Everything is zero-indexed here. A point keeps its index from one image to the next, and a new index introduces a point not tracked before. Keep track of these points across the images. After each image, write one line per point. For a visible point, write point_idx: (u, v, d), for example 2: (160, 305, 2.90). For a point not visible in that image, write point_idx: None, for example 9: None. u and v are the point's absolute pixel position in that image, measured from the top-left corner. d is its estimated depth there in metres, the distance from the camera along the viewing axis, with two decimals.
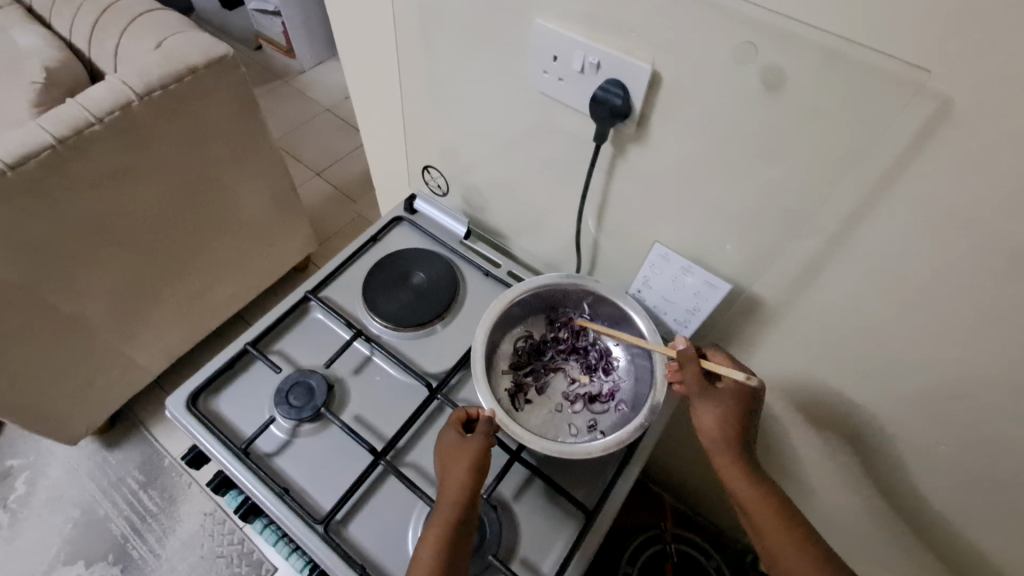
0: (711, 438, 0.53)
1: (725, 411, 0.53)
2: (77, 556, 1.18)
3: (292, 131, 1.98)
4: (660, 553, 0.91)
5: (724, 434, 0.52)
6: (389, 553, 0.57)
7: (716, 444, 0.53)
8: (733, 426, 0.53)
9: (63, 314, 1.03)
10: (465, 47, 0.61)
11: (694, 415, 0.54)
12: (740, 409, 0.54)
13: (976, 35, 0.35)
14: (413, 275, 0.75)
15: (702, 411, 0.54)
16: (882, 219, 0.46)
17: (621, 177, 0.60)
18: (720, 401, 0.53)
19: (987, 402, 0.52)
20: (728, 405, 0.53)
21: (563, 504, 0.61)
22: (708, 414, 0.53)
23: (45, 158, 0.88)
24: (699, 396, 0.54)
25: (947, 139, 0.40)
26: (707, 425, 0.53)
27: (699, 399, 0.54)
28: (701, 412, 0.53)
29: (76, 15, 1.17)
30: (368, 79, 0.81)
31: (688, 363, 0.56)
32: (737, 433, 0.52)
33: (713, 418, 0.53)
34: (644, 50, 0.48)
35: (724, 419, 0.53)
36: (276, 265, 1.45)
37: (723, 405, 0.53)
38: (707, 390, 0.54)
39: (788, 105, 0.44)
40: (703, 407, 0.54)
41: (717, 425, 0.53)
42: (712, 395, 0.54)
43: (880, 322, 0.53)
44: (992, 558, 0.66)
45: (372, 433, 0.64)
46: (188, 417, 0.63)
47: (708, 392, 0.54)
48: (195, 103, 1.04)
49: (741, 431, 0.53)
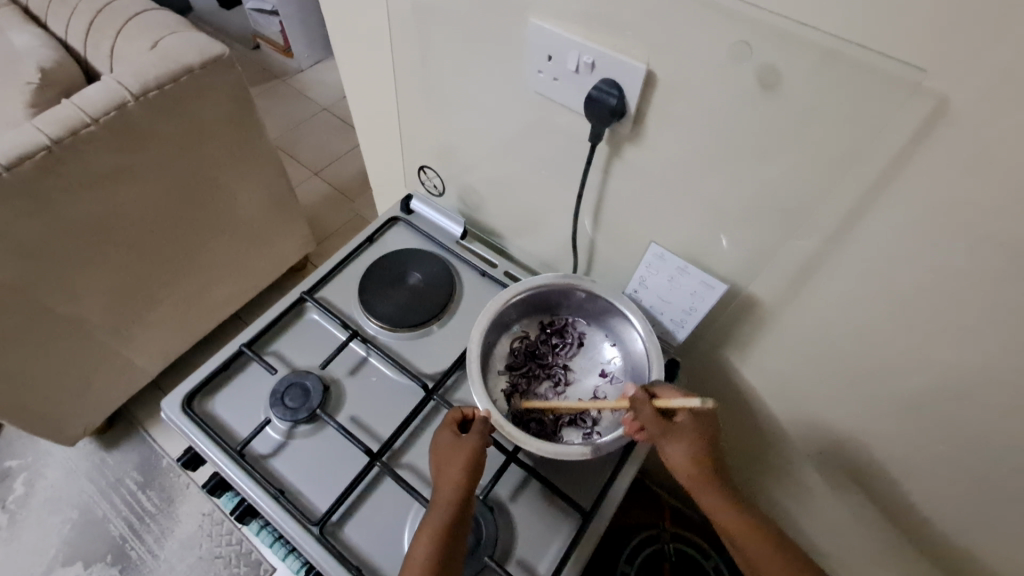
0: (687, 475, 0.52)
1: (692, 443, 0.52)
2: (75, 557, 1.17)
3: (290, 131, 1.98)
4: (658, 553, 0.91)
5: (697, 468, 0.52)
6: (385, 553, 0.57)
7: (693, 477, 0.52)
8: (703, 457, 0.52)
9: (61, 315, 1.03)
10: (460, 46, 0.61)
11: (664, 456, 0.53)
12: (704, 435, 0.53)
13: (973, 33, 0.35)
14: (410, 275, 0.75)
15: (672, 450, 0.53)
16: (879, 219, 0.46)
17: (618, 177, 0.59)
18: (684, 436, 0.52)
19: (985, 402, 0.52)
20: (693, 436, 0.53)
21: (560, 505, 0.61)
22: (677, 452, 0.52)
23: (41, 159, 0.87)
24: (664, 439, 0.53)
25: (944, 138, 0.39)
26: (678, 462, 0.52)
27: (665, 441, 0.53)
28: (671, 452, 0.53)
29: (72, 14, 1.17)
30: (364, 79, 0.80)
31: (643, 409, 0.53)
32: (708, 463, 0.52)
33: (683, 456, 0.52)
34: (639, 49, 0.47)
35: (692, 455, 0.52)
36: (274, 265, 1.45)
37: (688, 439, 0.52)
38: (670, 430, 0.53)
39: (785, 104, 0.44)
40: (671, 446, 0.52)
41: (689, 462, 0.52)
42: (676, 434, 0.52)
43: (877, 322, 0.53)
44: (991, 558, 0.66)
45: (368, 434, 0.64)
46: (184, 419, 0.63)
47: (670, 432, 0.53)
48: (192, 103, 1.04)
49: (710, 459, 0.52)
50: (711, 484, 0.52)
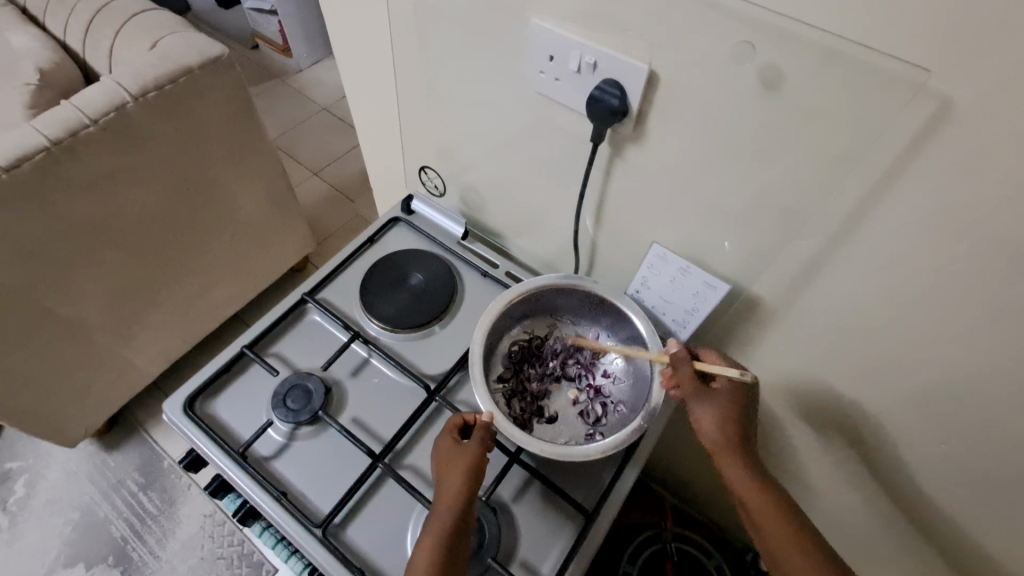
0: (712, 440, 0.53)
1: (723, 410, 0.53)
2: (77, 559, 1.17)
3: (289, 131, 1.97)
4: (660, 552, 0.91)
5: (723, 434, 0.53)
6: (389, 556, 0.57)
7: (718, 444, 0.53)
8: (731, 425, 0.53)
9: (61, 317, 1.03)
10: (461, 46, 0.60)
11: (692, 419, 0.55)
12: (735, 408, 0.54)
13: (975, 35, 0.35)
14: (411, 276, 0.75)
15: (701, 412, 0.54)
16: (882, 219, 0.46)
17: (620, 177, 0.59)
18: (717, 401, 0.54)
19: (989, 402, 0.52)
20: (725, 403, 0.54)
21: (563, 506, 0.61)
22: (706, 416, 0.53)
23: (40, 160, 0.87)
24: (695, 398, 0.54)
25: (947, 138, 0.39)
26: (705, 426, 0.53)
27: (696, 401, 0.54)
28: (700, 414, 0.53)
29: (70, 15, 1.17)
30: (364, 79, 0.80)
31: (682, 367, 0.56)
32: (735, 432, 0.53)
33: (710, 419, 0.53)
34: (641, 50, 0.47)
35: (719, 419, 0.53)
36: (274, 265, 1.45)
37: (718, 403, 0.54)
38: (702, 391, 0.54)
39: (788, 105, 0.44)
40: (701, 408, 0.54)
41: (714, 427, 0.53)
42: (709, 396, 0.54)
43: (880, 322, 0.53)
44: (992, 557, 0.66)
45: (370, 436, 0.64)
46: (185, 421, 0.62)
47: (703, 392, 0.54)
48: (191, 104, 1.03)
49: (739, 428, 0.53)
50: (733, 450, 0.52)
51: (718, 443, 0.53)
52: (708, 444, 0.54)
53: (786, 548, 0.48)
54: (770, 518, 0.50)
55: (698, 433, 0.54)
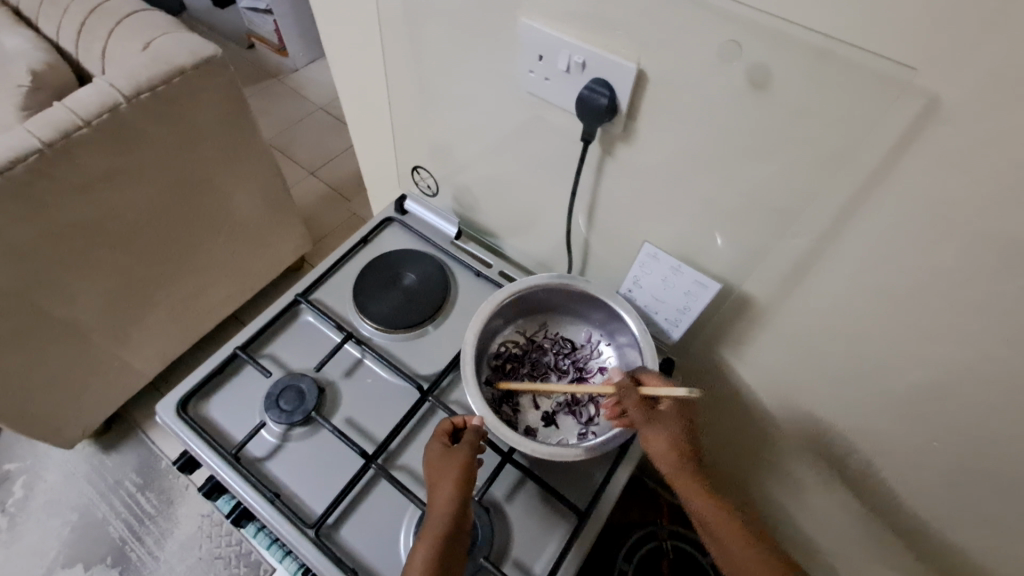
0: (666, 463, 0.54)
1: (671, 431, 0.54)
2: (75, 560, 1.18)
3: (285, 131, 1.97)
4: (656, 550, 0.90)
5: (676, 457, 0.54)
6: (382, 556, 0.57)
7: (671, 465, 0.54)
8: (683, 446, 0.54)
9: (56, 318, 1.03)
10: (452, 46, 0.60)
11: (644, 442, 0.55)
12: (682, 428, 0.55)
13: (962, 33, 0.35)
14: (404, 276, 0.75)
15: (651, 436, 0.54)
16: (871, 216, 0.46)
17: (611, 177, 0.59)
18: (664, 423, 0.54)
19: (978, 401, 0.52)
20: (671, 423, 0.55)
21: (556, 505, 0.61)
22: (656, 439, 0.54)
23: (33, 162, 0.87)
24: (645, 422, 0.54)
25: (936, 136, 0.39)
26: (656, 448, 0.54)
27: (646, 425, 0.54)
28: (651, 438, 0.54)
29: (64, 15, 1.16)
30: (356, 79, 0.80)
31: (628, 394, 0.55)
32: (688, 453, 0.54)
33: (662, 442, 0.54)
34: (630, 49, 0.47)
35: (670, 441, 0.54)
36: (270, 265, 1.45)
37: (666, 425, 0.54)
38: (650, 416, 0.55)
39: (777, 103, 0.44)
40: (651, 432, 0.54)
41: (668, 450, 0.54)
42: (656, 419, 0.55)
43: (872, 319, 0.53)
44: (984, 555, 0.66)
45: (364, 437, 0.64)
46: (178, 422, 0.62)
47: (651, 416, 0.55)
48: (185, 105, 1.03)
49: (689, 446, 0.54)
50: (687, 471, 0.54)
51: (673, 467, 0.54)
52: (662, 466, 0.54)
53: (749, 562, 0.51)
54: (727, 530, 0.53)
55: (651, 455, 0.55)
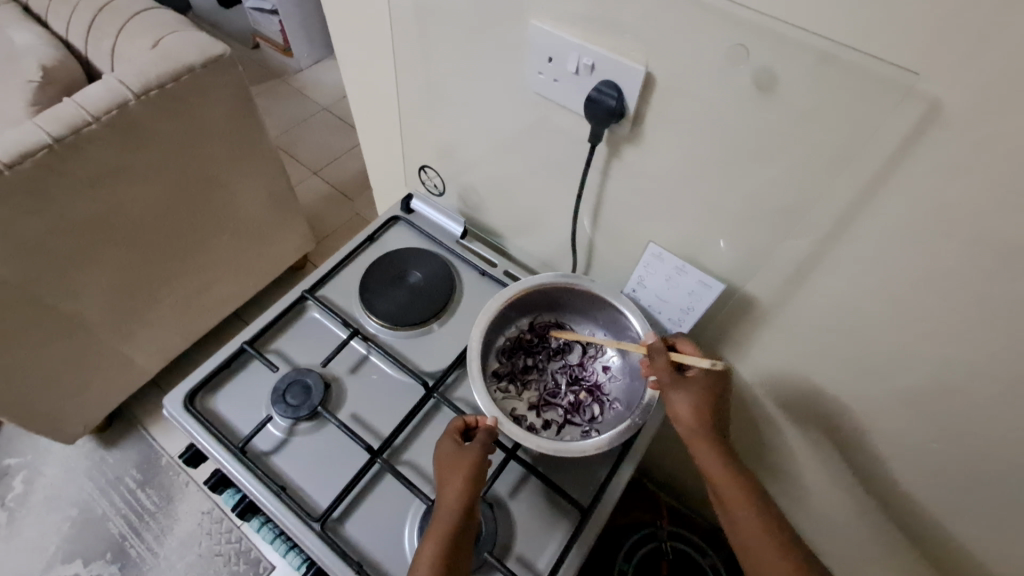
0: (690, 427, 0.55)
1: (698, 398, 0.55)
2: (75, 555, 1.18)
3: (289, 131, 1.98)
4: (656, 550, 0.91)
5: (698, 422, 0.54)
6: (386, 551, 0.58)
7: (694, 432, 0.54)
8: (707, 412, 0.55)
9: (61, 313, 1.03)
10: (462, 48, 0.61)
11: (671, 405, 0.56)
12: (709, 397, 0.55)
13: (961, 39, 0.36)
14: (410, 274, 0.76)
15: (676, 400, 0.55)
16: (872, 219, 0.47)
17: (617, 178, 0.60)
18: (692, 389, 0.55)
19: (976, 402, 0.53)
20: (701, 390, 0.55)
21: (559, 502, 0.61)
22: (680, 403, 0.55)
23: (43, 157, 0.88)
24: (672, 386, 0.56)
25: (937, 139, 0.40)
26: (681, 412, 0.55)
27: (673, 388, 0.56)
28: (676, 402, 0.55)
29: (73, 13, 1.17)
30: (364, 79, 0.81)
31: (659, 357, 0.58)
32: (711, 419, 0.55)
33: (686, 406, 0.55)
34: (638, 51, 0.48)
35: (696, 407, 0.55)
36: (273, 265, 1.45)
37: (694, 391, 0.55)
38: (679, 380, 0.56)
39: (781, 105, 0.45)
40: (677, 397, 0.55)
41: (692, 413, 0.55)
42: (685, 384, 0.56)
43: (872, 322, 0.54)
44: (978, 555, 0.67)
45: (369, 432, 0.64)
46: (186, 416, 0.63)
47: (679, 381, 0.56)
48: (194, 103, 1.04)
49: (713, 414, 0.55)
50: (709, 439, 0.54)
51: (695, 430, 0.54)
52: (685, 432, 0.55)
53: (762, 543, 0.50)
54: (742, 509, 0.52)
55: (675, 420, 0.56)
